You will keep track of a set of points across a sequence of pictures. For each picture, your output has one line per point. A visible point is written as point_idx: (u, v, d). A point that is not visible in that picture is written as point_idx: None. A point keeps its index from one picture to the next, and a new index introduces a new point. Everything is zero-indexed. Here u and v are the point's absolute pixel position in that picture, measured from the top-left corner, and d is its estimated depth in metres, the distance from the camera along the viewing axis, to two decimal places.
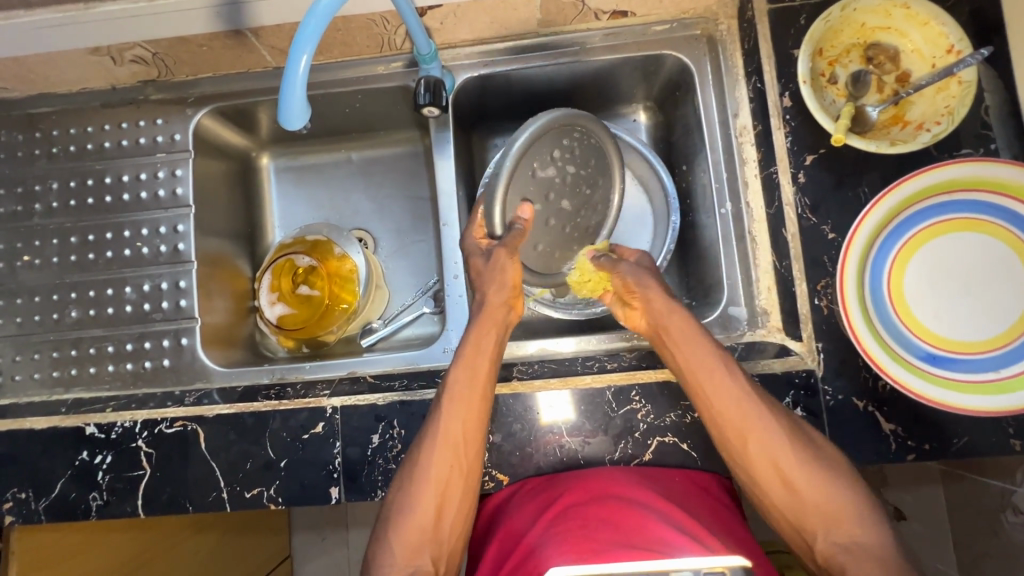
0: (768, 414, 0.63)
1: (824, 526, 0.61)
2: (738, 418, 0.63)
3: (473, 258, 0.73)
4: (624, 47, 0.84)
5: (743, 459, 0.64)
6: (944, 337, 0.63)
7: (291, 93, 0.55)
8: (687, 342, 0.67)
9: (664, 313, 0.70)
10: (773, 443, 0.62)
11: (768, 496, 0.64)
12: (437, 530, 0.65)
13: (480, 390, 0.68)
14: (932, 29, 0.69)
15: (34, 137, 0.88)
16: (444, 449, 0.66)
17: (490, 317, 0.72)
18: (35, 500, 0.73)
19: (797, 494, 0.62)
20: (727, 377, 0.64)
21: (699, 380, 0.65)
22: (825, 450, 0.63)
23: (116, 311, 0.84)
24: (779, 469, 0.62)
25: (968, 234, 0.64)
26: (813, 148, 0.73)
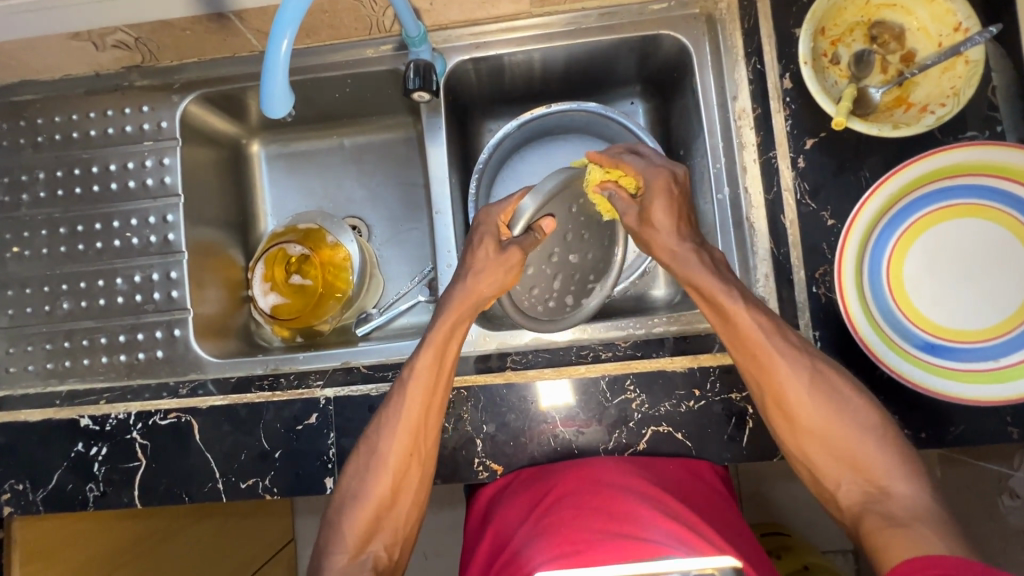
0: (797, 365, 0.63)
1: (847, 473, 0.63)
2: (755, 362, 0.64)
3: (484, 237, 0.69)
4: (620, 28, 0.81)
5: (775, 408, 0.64)
6: (944, 326, 0.62)
7: (272, 80, 0.53)
8: (708, 286, 0.65)
9: (687, 267, 0.67)
10: (792, 389, 0.63)
11: (800, 445, 0.64)
12: (393, 516, 0.67)
13: (441, 384, 0.68)
14: (939, 6, 0.67)
15: (19, 125, 0.86)
16: (403, 435, 0.66)
17: (461, 308, 0.69)
18: (33, 491, 0.74)
19: (823, 441, 0.63)
20: (765, 332, 0.63)
21: (726, 329, 0.65)
22: (853, 403, 0.63)
23: (108, 303, 0.84)
24: (793, 414, 0.64)
25: (970, 220, 0.62)
26: (813, 132, 0.71)
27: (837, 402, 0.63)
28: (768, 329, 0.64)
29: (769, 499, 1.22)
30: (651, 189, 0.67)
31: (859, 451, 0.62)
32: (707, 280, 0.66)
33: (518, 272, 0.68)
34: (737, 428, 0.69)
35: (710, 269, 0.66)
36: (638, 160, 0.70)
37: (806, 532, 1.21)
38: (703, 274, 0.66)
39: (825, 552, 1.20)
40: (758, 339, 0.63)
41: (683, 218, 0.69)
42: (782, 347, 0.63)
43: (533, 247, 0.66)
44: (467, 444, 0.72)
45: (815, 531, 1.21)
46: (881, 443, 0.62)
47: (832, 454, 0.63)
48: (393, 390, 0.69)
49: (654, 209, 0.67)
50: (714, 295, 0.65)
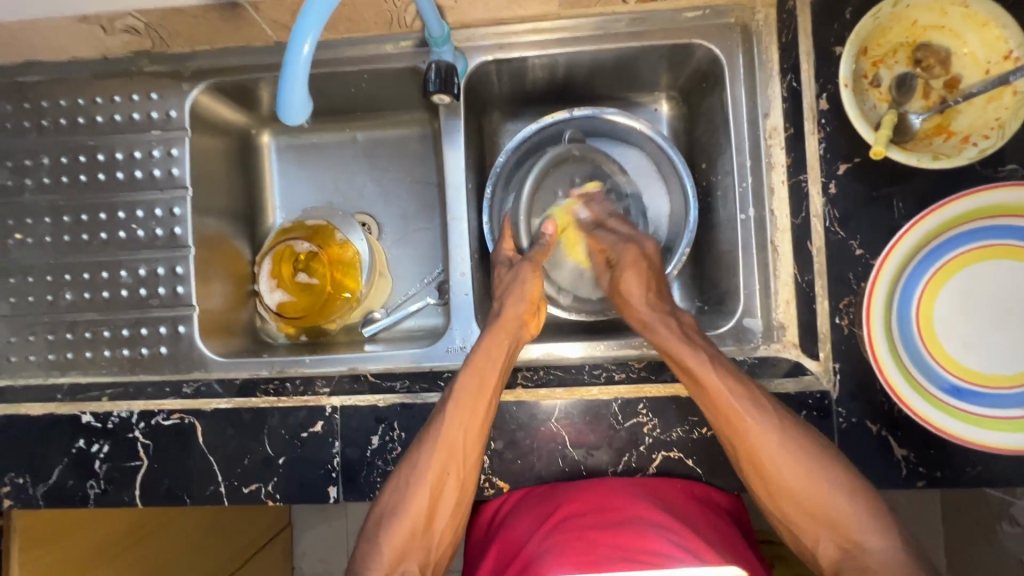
0: (766, 423, 0.62)
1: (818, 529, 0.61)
2: (728, 426, 0.63)
3: (501, 268, 0.79)
4: (651, 34, 0.77)
5: (747, 464, 0.63)
6: (973, 369, 0.60)
7: (290, 86, 0.51)
8: (676, 350, 0.66)
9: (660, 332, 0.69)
10: (766, 449, 0.61)
11: (769, 497, 0.63)
12: (426, 538, 0.65)
13: (480, 408, 0.66)
14: (991, 31, 0.64)
15: (23, 107, 0.83)
16: (440, 454, 0.65)
17: (500, 333, 0.70)
18: (33, 485, 0.73)
19: (797, 502, 0.61)
20: (732, 388, 0.63)
21: (698, 390, 0.64)
22: (826, 470, 0.61)
23: (112, 295, 0.82)
24: (765, 471, 0.62)
25: (1005, 262, 0.60)
26: (847, 156, 0.69)
27: (808, 452, 0.61)
28: (737, 390, 0.63)
29: None
30: (621, 263, 0.75)
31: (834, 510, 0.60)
32: (672, 342, 0.67)
33: (541, 280, 0.75)
34: None
35: (680, 336, 0.67)
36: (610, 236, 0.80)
37: None
38: (679, 341, 0.67)
39: None
40: (746, 420, 0.62)
41: (654, 288, 0.74)
42: (747, 405, 0.62)
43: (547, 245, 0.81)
44: None
45: None
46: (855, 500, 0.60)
47: (802, 509, 0.61)
48: (435, 411, 0.68)
49: (625, 279, 0.74)
50: (677, 356, 0.66)
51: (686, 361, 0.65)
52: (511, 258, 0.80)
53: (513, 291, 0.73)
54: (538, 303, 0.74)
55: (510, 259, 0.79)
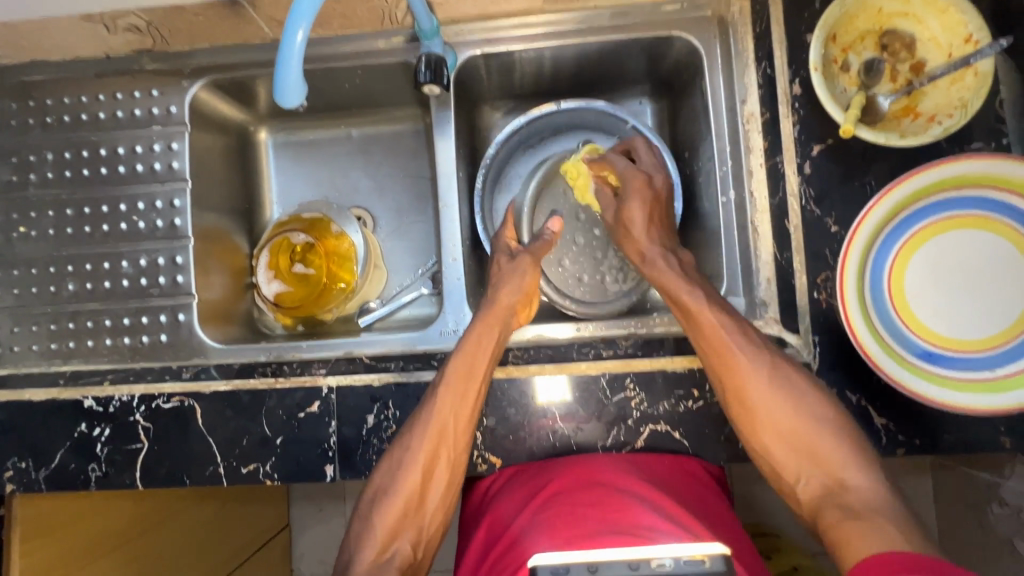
0: (759, 362, 0.65)
1: (806, 467, 0.64)
2: (723, 370, 0.66)
3: (500, 256, 0.81)
4: (632, 28, 0.81)
5: (733, 401, 0.66)
6: (942, 334, 0.64)
7: (286, 68, 0.54)
8: (673, 286, 0.71)
9: (657, 268, 0.74)
10: (753, 383, 0.65)
11: (753, 438, 0.66)
12: (418, 516, 0.67)
13: (470, 390, 0.68)
14: (951, 17, 0.67)
15: (28, 105, 0.86)
16: (431, 437, 0.67)
17: (491, 317, 0.73)
18: (36, 469, 0.76)
19: (785, 439, 0.65)
20: (727, 327, 0.67)
21: (688, 322, 0.69)
22: (811, 401, 0.65)
23: (113, 285, 0.84)
24: (753, 408, 0.65)
25: (969, 232, 0.64)
26: (821, 138, 0.72)
27: (796, 392, 0.65)
28: (728, 325, 0.67)
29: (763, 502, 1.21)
30: (628, 191, 0.78)
31: (818, 444, 0.63)
32: (671, 278, 0.72)
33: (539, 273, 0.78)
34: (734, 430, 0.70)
35: (679, 273, 0.72)
36: (620, 161, 0.81)
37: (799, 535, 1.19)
38: (676, 277, 0.72)
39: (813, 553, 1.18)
40: (728, 345, 0.66)
41: (656, 222, 0.78)
42: (742, 343, 0.66)
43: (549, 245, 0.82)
44: None
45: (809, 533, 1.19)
46: (838, 439, 0.63)
47: (790, 444, 0.65)
48: (426, 394, 0.70)
49: (629, 211, 0.78)
50: (676, 294, 0.70)
51: (684, 300, 0.69)
52: (511, 248, 0.82)
53: (508, 281, 0.76)
54: (530, 294, 0.77)
55: (512, 249, 0.82)
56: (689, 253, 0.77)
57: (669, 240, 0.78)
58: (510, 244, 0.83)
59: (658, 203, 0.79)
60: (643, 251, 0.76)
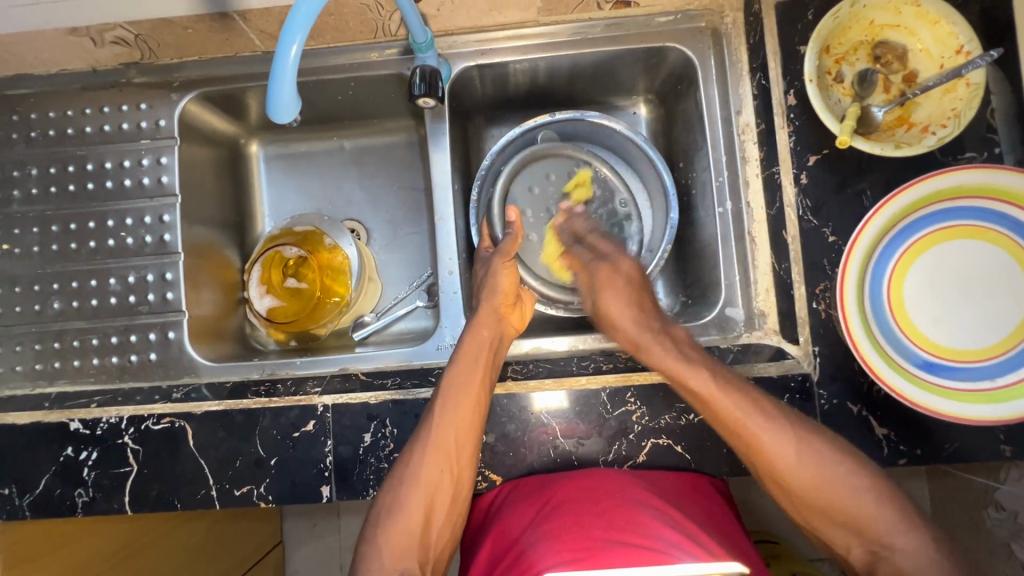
0: (779, 439, 0.63)
1: (852, 537, 0.63)
2: (746, 447, 0.65)
3: (478, 265, 0.80)
4: (626, 39, 0.81)
5: (769, 481, 0.66)
6: (942, 344, 0.64)
7: (279, 84, 0.53)
8: (679, 371, 0.67)
9: (659, 357, 0.69)
10: (777, 458, 0.63)
11: (799, 513, 0.65)
12: (424, 538, 0.67)
13: (471, 406, 0.67)
14: (942, 28, 0.68)
15: (11, 120, 0.84)
16: (434, 456, 0.66)
17: (482, 324, 0.73)
18: (19, 495, 0.73)
19: (824, 514, 0.64)
20: (745, 412, 0.64)
21: (704, 408, 0.66)
22: (841, 469, 0.62)
23: (100, 303, 0.82)
24: (785, 486, 0.64)
25: (968, 241, 0.64)
26: (817, 148, 0.72)
27: (822, 457, 0.63)
28: (745, 408, 0.64)
29: (762, 510, 1.20)
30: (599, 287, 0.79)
31: (856, 510, 0.62)
32: (676, 363, 0.68)
33: (513, 271, 0.77)
34: None
35: (680, 356, 0.69)
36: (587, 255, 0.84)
37: (798, 543, 1.19)
38: (681, 363, 0.68)
39: (812, 560, 1.18)
40: (743, 424, 0.64)
41: (642, 306, 0.77)
42: (757, 420, 0.63)
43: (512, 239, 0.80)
44: None
45: (808, 541, 1.19)
46: (880, 506, 0.62)
47: (830, 517, 0.63)
48: (425, 409, 0.69)
49: (605, 301, 0.78)
50: (683, 381, 0.67)
51: (692, 385, 0.66)
52: (488, 254, 0.81)
53: (487, 286, 0.75)
54: (515, 293, 0.77)
55: (487, 254, 0.81)
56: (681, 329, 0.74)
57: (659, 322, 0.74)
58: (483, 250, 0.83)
59: (636, 290, 0.78)
60: (636, 342, 0.73)
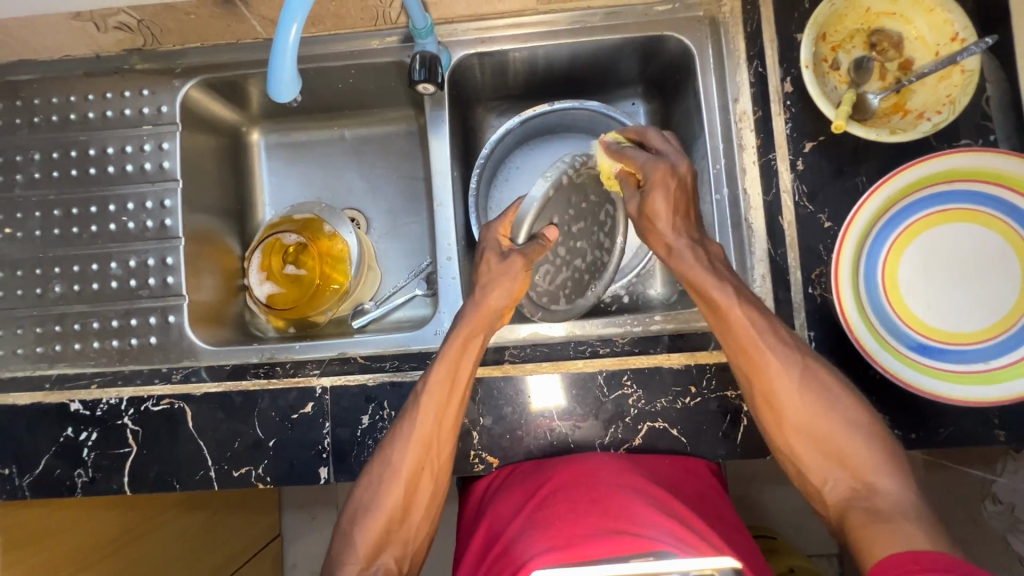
0: (786, 358, 0.64)
1: (832, 469, 0.63)
2: (752, 367, 0.64)
3: (487, 253, 0.71)
4: (625, 28, 0.82)
5: (763, 407, 0.65)
6: (937, 327, 0.64)
7: (280, 63, 0.53)
8: (701, 281, 0.66)
9: (685, 263, 0.67)
10: (779, 378, 0.64)
11: (782, 437, 0.65)
12: (403, 530, 0.67)
13: (454, 399, 0.67)
14: (937, 16, 0.68)
15: (15, 105, 0.85)
16: (415, 449, 0.66)
17: (476, 322, 0.70)
18: (19, 476, 0.74)
19: (810, 437, 0.64)
20: (753, 319, 0.64)
21: (716, 320, 0.66)
22: (837, 399, 0.64)
23: (101, 287, 0.83)
24: (780, 409, 0.64)
25: (962, 224, 0.65)
26: (813, 135, 0.72)
27: (822, 389, 0.64)
28: (758, 321, 0.64)
29: (759, 504, 1.20)
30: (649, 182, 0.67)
31: (842, 443, 0.62)
32: (703, 277, 0.66)
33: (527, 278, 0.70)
34: (731, 426, 0.70)
35: (706, 267, 0.67)
36: (642, 154, 0.69)
37: (795, 537, 1.19)
38: (707, 274, 0.66)
39: (810, 555, 1.18)
40: (749, 328, 0.64)
41: (681, 211, 0.69)
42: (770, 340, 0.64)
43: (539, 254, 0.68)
44: (463, 435, 0.72)
45: (805, 535, 1.19)
46: (867, 437, 0.62)
47: (815, 445, 0.64)
48: (407, 403, 0.68)
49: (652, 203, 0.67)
50: (704, 288, 0.66)
51: (710, 294, 0.65)
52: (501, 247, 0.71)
53: (487, 284, 0.70)
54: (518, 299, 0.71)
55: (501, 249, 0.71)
56: (718, 244, 0.70)
57: (694, 229, 0.69)
58: (501, 243, 0.71)
59: (686, 193, 0.68)
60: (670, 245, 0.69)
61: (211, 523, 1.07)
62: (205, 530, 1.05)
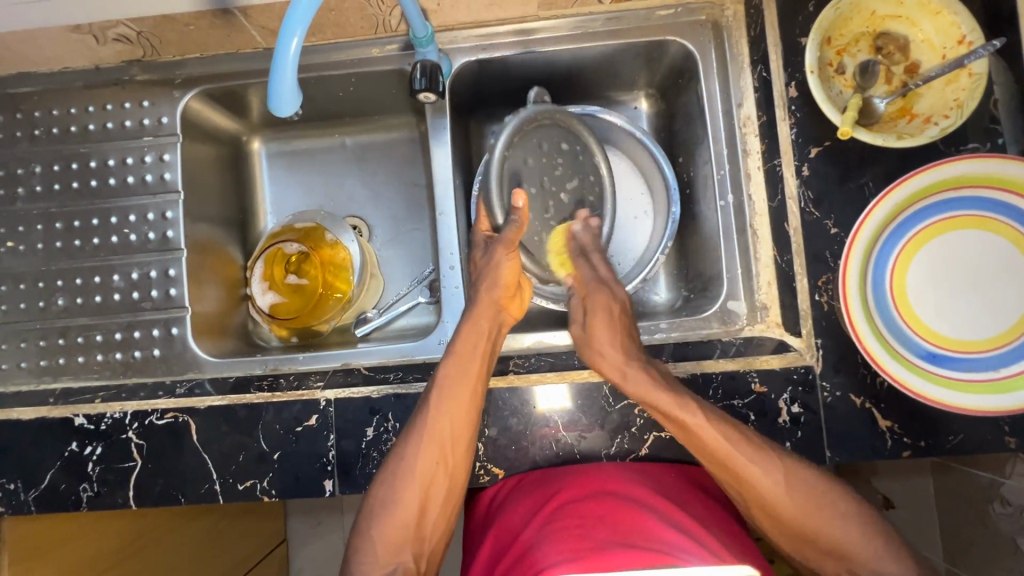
0: (767, 465, 0.64)
1: (831, 561, 0.65)
2: (729, 472, 0.64)
3: (477, 251, 0.76)
4: (627, 33, 0.81)
5: (750, 501, 0.66)
6: (946, 335, 0.64)
7: (280, 77, 0.53)
8: (663, 404, 0.64)
9: (638, 386, 0.65)
10: (766, 485, 0.63)
11: (774, 530, 0.66)
12: (419, 529, 0.67)
13: (467, 396, 0.67)
14: (944, 19, 0.67)
15: (15, 118, 0.85)
16: (428, 447, 0.66)
17: (480, 317, 0.71)
18: (25, 490, 0.74)
19: (806, 539, 0.65)
20: (725, 434, 0.64)
21: (677, 426, 0.65)
22: (829, 497, 0.64)
23: (104, 299, 0.83)
24: (771, 510, 0.65)
25: (971, 231, 0.64)
26: (819, 140, 0.71)
27: (813, 492, 0.64)
28: (730, 434, 0.64)
29: None
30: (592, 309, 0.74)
31: (838, 541, 0.64)
32: (654, 393, 0.65)
33: (518, 262, 0.72)
34: None
35: (657, 384, 0.65)
36: (588, 271, 0.78)
37: None
38: (657, 390, 0.65)
39: None
40: (718, 439, 0.63)
41: (626, 335, 0.72)
42: (747, 452, 0.64)
43: (518, 228, 0.70)
44: None
45: None
46: (860, 532, 0.64)
47: (811, 544, 0.65)
48: (421, 400, 0.69)
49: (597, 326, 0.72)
50: (670, 412, 0.64)
51: (683, 419, 0.64)
52: (489, 240, 0.75)
53: (488, 275, 0.72)
54: (514, 285, 0.74)
55: (489, 240, 0.75)
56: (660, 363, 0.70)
57: (640, 353, 0.70)
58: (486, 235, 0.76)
59: (620, 321, 0.73)
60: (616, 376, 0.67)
61: (217, 533, 1.07)
62: (211, 540, 1.05)
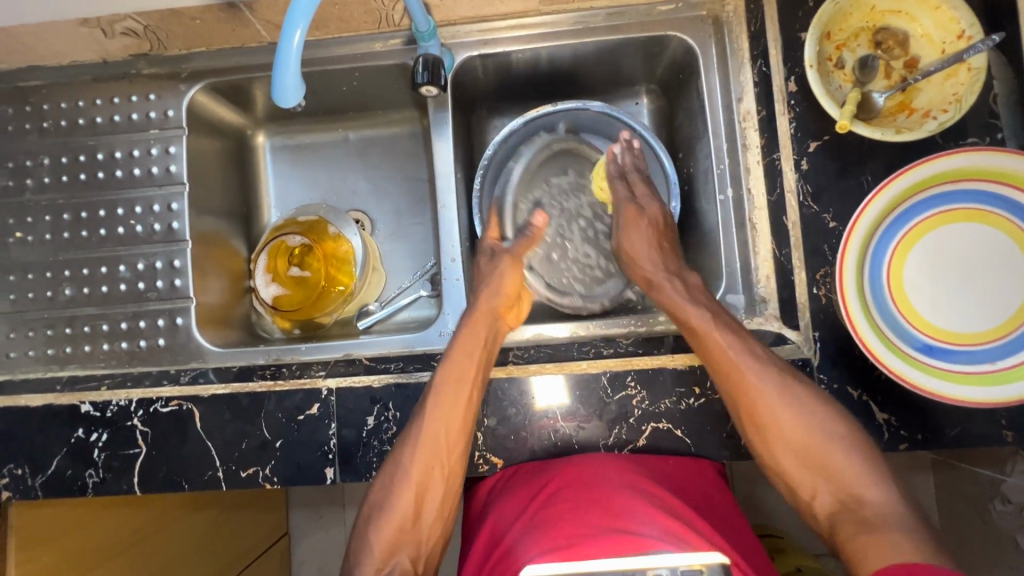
0: (764, 372, 0.66)
1: (821, 479, 0.65)
2: (732, 388, 0.66)
3: (481, 259, 0.81)
4: (627, 28, 0.81)
5: (746, 420, 0.67)
6: (943, 328, 0.64)
7: (284, 68, 0.54)
8: (680, 308, 0.70)
9: (666, 294, 0.73)
10: (761, 395, 0.65)
11: (768, 449, 0.67)
12: (416, 531, 0.68)
13: (460, 400, 0.68)
14: (944, 14, 0.68)
15: (25, 110, 0.86)
16: (423, 453, 0.67)
17: (475, 322, 0.73)
18: (32, 476, 0.75)
19: (802, 451, 0.65)
20: (730, 342, 0.66)
21: (698, 342, 0.68)
22: (828, 424, 0.65)
23: (110, 289, 0.84)
24: (762, 420, 0.66)
25: (969, 224, 0.64)
26: (817, 134, 0.72)
27: (809, 405, 0.65)
28: (735, 343, 0.67)
29: (765, 504, 1.20)
30: (627, 225, 0.79)
31: (834, 462, 0.64)
32: (679, 301, 0.71)
33: (521, 274, 0.78)
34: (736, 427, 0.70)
35: (686, 296, 0.71)
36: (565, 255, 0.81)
37: (802, 536, 1.18)
38: (684, 301, 0.71)
39: (816, 555, 1.17)
40: (730, 349, 0.66)
41: (664, 247, 0.78)
42: (749, 363, 0.66)
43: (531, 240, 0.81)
44: None
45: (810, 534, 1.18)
46: (865, 478, 0.62)
47: (801, 459, 0.66)
48: (416, 405, 0.71)
49: (632, 239, 0.79)
50: (683, 313, 0.70)
51: (690, 318, 0.69)
52: (494, 248, 0.81)
53: (489, 284, 0.76)
54: (515, 295, 0.77)
55: (492, 249, 0.81)
56: (696, 275, 0.75)
57: (675, 263, 0.77)
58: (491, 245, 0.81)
59: (659, 229, 0.79)
60: (652, 278, 0.76)
61: (219, 522, 1.08)
62: (213, 530, 1.06)
